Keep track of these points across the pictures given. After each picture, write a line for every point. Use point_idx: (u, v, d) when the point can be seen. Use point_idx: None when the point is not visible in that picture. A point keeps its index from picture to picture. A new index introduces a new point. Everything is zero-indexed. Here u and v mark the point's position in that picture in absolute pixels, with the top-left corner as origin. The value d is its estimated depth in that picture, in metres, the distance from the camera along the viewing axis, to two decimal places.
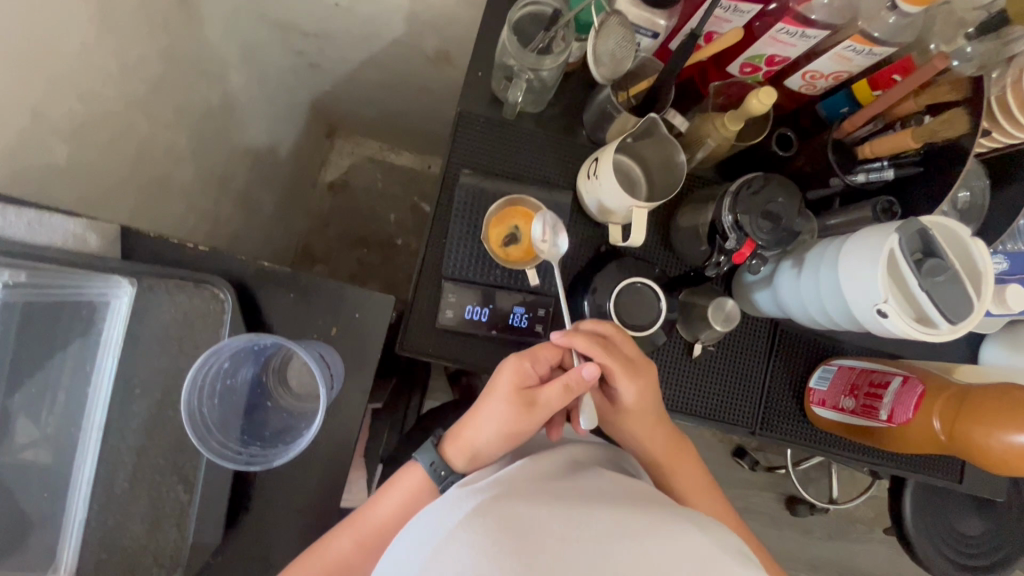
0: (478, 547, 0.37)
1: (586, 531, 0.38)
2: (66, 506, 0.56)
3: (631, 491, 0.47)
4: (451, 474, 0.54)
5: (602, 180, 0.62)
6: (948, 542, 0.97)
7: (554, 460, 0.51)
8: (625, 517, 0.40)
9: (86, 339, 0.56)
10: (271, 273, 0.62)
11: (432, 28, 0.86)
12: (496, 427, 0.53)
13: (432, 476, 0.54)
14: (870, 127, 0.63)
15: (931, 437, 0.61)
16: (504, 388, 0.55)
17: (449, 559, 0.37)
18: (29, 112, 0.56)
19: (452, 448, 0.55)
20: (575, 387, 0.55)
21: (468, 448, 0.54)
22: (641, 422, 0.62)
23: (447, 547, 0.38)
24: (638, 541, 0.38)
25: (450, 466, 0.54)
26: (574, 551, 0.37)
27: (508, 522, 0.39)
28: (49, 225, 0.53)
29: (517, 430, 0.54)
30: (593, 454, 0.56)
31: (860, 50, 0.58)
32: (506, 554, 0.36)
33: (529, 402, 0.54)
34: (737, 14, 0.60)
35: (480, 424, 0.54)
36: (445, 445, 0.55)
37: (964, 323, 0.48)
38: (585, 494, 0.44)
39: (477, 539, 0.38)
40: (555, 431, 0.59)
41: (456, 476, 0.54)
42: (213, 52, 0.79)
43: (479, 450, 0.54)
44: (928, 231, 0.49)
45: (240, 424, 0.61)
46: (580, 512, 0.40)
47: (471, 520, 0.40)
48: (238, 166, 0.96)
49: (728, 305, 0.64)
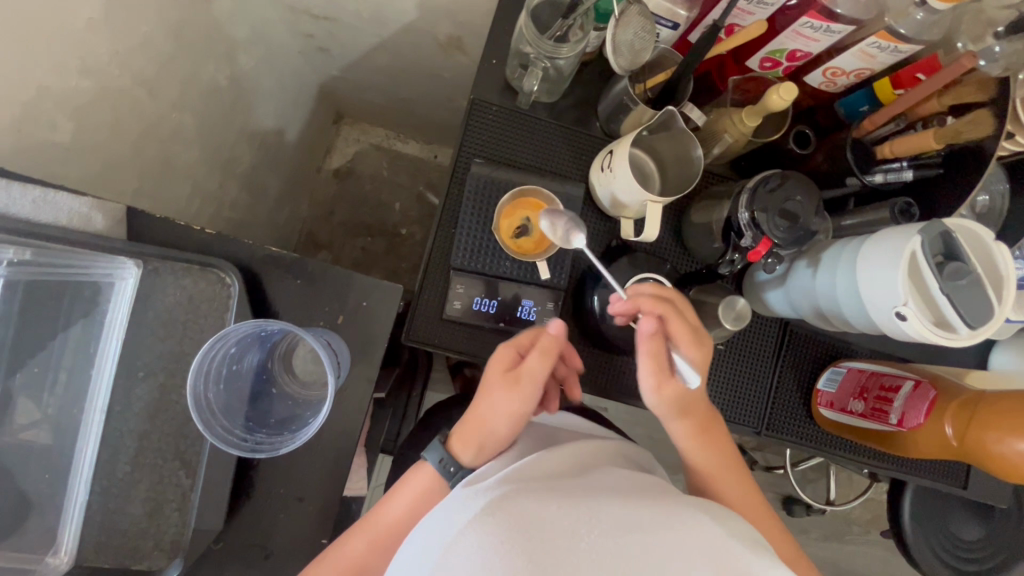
0: (490, 545, 0.37)
1: (598, 525, 0.38)
2: (67, 489, 0.55)
3: (639, 483, 0.47)
4: (460, 468, 0.52)
5: (617, 173, 0.61)
6: (944, 547, 0.96)
7: (560, 452, 0.51)
8: (635, 510, 0.40)
9: (90, 321, 0.55)
10: (278, 258, 0.61)
11: (445, 14, 0.84)
12: (500, 413, 0.52)
13: (441, 474, 0.53)
14: (891, 127, 0.62)
15: (942, 442, 0.60)
16: (491, 376, 0.55)
17: (461, 556, 0.37)
18: (35, 87, 0.55)
19: (458, 441, 0.53)
20: (550, 349, 0.54)
21: (474, 437, 0.53)
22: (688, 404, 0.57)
23: (458, 544, 0.38)
24: (649, 534, 0.39)
25: (459, 459, 0.52)
26: (586, 546, 0.37)
27: (520, 515, 0.38)
28: (54, 204, 0.52)
29: (521, 411, 0.52)
30: (603, 449, 0.55)
31: (884, 47, 0.57)
32: (518, 551, 0.36)
33: (517, 381, 0.54)
34: (761, 6, 0.58)
35: (478, 413, 0.53)
36: (451, 440, 0.54)
37: (984, 328, 0.48)
38: (592, 485, 0.44)
39: (489, 536, 0.37)
40: (553, 402, 0.64)
41: (465, 471, 0.52)
42: (222, 32, 0.78)
43: (488, 438, 0.53)
44: (951, 234, 0.48)
45: (245, 412, 0.60)
46: (590, 504, 0.40)
47: (480, 515, 0.39)
48: (243, 150, 0.94)
49: (739, 304, 0.62)
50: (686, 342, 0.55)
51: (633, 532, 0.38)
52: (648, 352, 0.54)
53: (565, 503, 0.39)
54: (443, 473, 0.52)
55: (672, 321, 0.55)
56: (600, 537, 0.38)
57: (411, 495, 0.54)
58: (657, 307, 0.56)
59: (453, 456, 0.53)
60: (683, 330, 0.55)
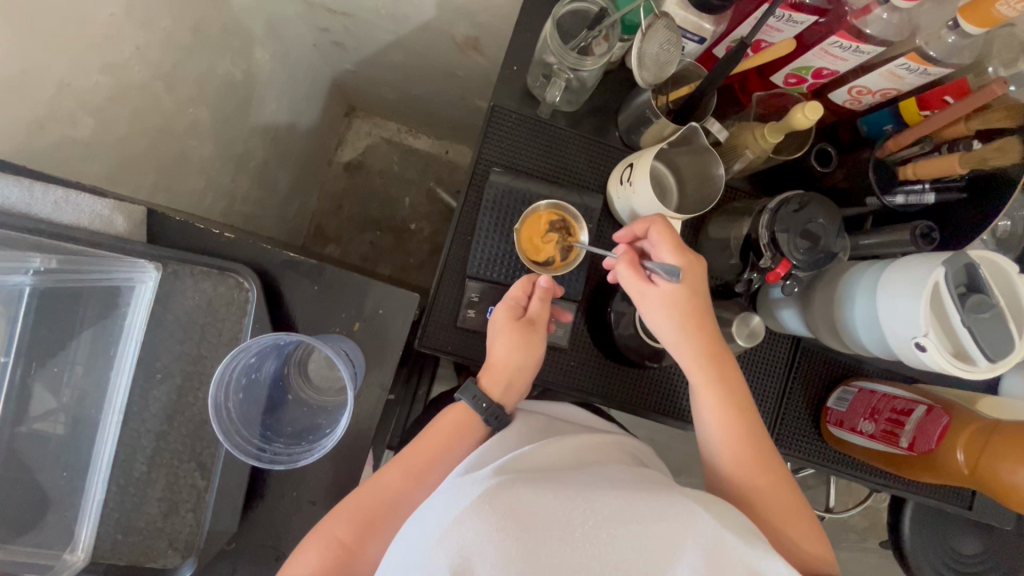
0: (486, 534, 0.39)
1: (593, 517, 0.40)
2: (84, 488, 0.56)
3: (638, 476, 0.48)
4: (491, 404, 0.60)
5: (637, 188, 0.61)
6: (943, 559, 0.96)
7: (559, 443, 0.52)
8: (633, 501, 0.42)
9: (112, 324, 0.56)
10: (296, 262, 0.62)
11: (465, 14, 0.82)
12: (508, 352, 0.61)
13: (474, 409, 0.60)
14: (915, 149, 0.61)
15: (954, 469, 0.60)
16: (500, 323, 0.62)
17: (459, 543, 0.39)
18: (56, 84, 0.54)
19: (487, 379, 0.61)
20: (547, 295, 0.63)
21: (502, 376, 0.61)
22: (689, 321, 0.57)
23: (453, 532, 0.39)
24: (643, 527, 0.41)
25: (490, 396, 0.60)
26: (580, 537, 0.40)
27: (517, 506, 0.40)
28: (75, 205, 0.52)
29: (529, 352, 0.61)
30: (613, 449, 0.57)
31: (913, 68, 0.55)
32: (512, 539, 0.39)
33: (526, 328, 0.62)
34: (790, 24, 0.57)
35: (501, 355, 0.61)
36: (481, 379, 0.61)
37: (1002, 361, 0.48)
38: (591, 475, 0.46)
39: (485, 525, 0.39)
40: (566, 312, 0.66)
41: (496, 406, 0.60)
42: (239, 26, 0.77)
43: (514, 374, 0.61)
44: (974, 266, 0.48)
45: (262, 420, 0.60)
46: (587, 494, 0.41)
47: (477, 502, 0.40)
48: (257, 143, 0.94)
49: (753, 322, 0.62)
50: (666, 250, 0.57)
51: (628, 523, 0.41)
52: (624, 262, 0.58)
53: (562, 494, 0.41)
54: (476, 408, 0.59)
55: (653, 233, 0.58)
56: (594, 529, 0.40)
57: (449, 430, 0.59)
58: (644, 224, 0.60)
59: (485, 393, 0.60)
60: (663, 237, 0.57)
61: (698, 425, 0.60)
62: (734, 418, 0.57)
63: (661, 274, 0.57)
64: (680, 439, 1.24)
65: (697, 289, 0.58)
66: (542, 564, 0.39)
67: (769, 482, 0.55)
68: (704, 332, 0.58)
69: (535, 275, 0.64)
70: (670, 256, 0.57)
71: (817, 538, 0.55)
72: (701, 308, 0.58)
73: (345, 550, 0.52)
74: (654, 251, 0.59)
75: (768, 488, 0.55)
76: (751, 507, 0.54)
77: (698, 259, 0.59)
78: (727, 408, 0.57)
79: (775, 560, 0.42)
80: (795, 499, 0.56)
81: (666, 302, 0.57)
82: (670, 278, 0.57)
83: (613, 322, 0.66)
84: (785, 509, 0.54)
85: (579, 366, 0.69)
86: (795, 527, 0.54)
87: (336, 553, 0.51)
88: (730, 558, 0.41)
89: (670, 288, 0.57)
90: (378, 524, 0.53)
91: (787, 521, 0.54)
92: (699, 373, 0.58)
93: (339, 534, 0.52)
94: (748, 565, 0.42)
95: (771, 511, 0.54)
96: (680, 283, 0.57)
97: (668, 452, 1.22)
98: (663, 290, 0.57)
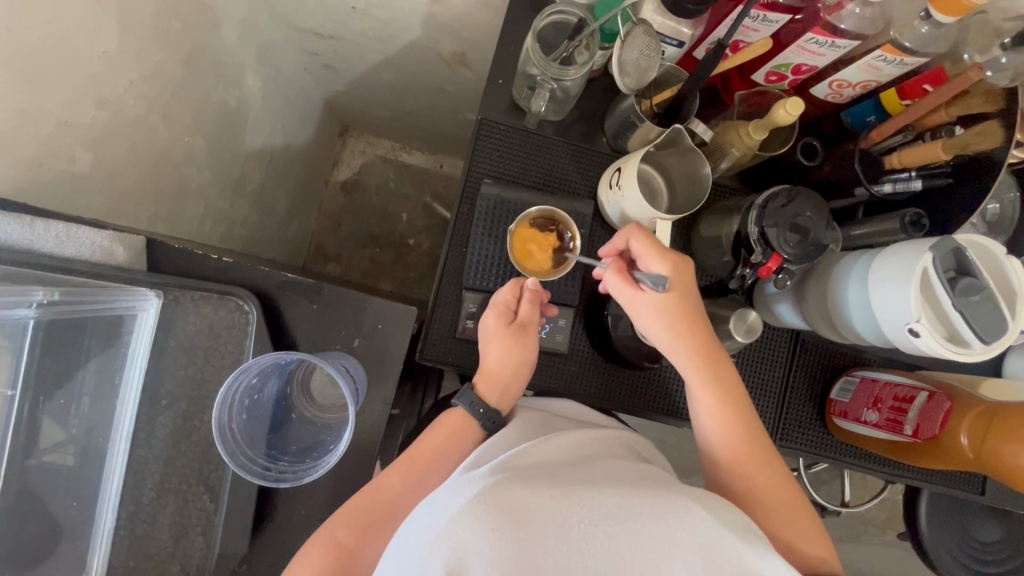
0: (481, 532, 0.39)
1: (589, 515, 0.41)
2: (94, 516, 0.57)
3: (635, 473, 0.49)
4: (488, 409, 0.60)
5: (625, 192, 0.61)
6: (964, 549, 0.95)
7: (556, 441, 0.53)
8: (630, 498, 0.42)
9: (117, 354, 0.58)
10: (294, 283, 0.63)
11: (450, 30, 0.84)
12: (502, 359, 0.61)
13: (472, 413, 0.60)
14: (899, 138, 0.61)
15: (959, 454, 0.60)
16: (492, 326, 0.62)
17: (455, 543, 0.39)
18: (56, 122, 0.56)
19: (484, 384, 0.61)
20: (539, 299, 0.63)
21: (498, 381, 0.61)
22: (679, 323, 0.58)
23: (449, 532, 0.39)
24: (639, 524, 0.41)
25: (487, 401, 0.61)
26: (576, 536, 0.40)
27: (513, 505, 0.40)
28: (76, 238, 0.53)
29: (523, 355, 0.62)
30: (611, 445, 0.57)
31: (891, 60, 0.56)
32: (508, 538, 0.39)
33: (515, 335, 0.62)
34: (766, 23, 0.57)
35: (498, 358, 0.61)
36: (478, 384, 0.61)
37: (996, 345, 0.48)
38: (589, 473, 0.46)
39: (481, 524, 0.39)
40: (551, 309, 0.66)
41: (493, 411, 0.60)
42: (231, 55, 0.79)
43: (510, 379, 0.62)
44: (962, 251, 0.49)
45: (267, 441, 0.61)
46: (584, 493, 0.42)
47: (473, 502, 0.40)
48: (254, 168, 0.95)
49: (750, 316, 0.62)
50: (652, 257, 0.58)
51: (623, 521, 0.41)
52: (612, 270, 0.59)
53: (559, 492, 0.41)
54: (474, 413, 0.60)
55: (636, 242, 0.59)
56: (590, 528, 0.40)
57: (446, 434, 0.59)
58: (624, 236, 0.60)
59: (482, 398, 0.61)
60: (647, 246, 0.58)
61: (694, 421, 0.60)
62: (738, 413, 0.57)
63: (648, 282, 0.58)
64: (690, 439, 1.23)
65: (686, 292, 0.58)
66: (537, 563, 0.39)
67: (769, 477, 0.55)
68: (696, 332, 0.58)
69: (524, 278, 0.64)
70: (656, 263, 0.58)
71: (818, 535, 0.54)
72: (691, 310, 0.58)
73: (345, 553, 0.52)
74: (641, 260, 0.59)
75: (770, 482, 0.55)
76: (756, 503, 0.54)
77: (687, 261, 0.59)
78: (727, 403, 0.58)
79: (774, 560, 0.42)
80: (794, 494, 0.55)
81: (656, 307, 0.57)
82: (656, 287, 0.57)
83: (609, 325, 0.66)
84: (783, 504, 0.54)
85: (580, 370, 0.69)
86: (795, 524, 0.54)
87: (334, 557, 0.51)
88: (726, 556, 0.41)
89: (659, 294, 0.57)
90: (374, 525, 0.53)
91: (782, 510, 0.54)
92: (694, 372, 0.58)
93: (341, 540, 0.52)
94: (744, 564, 0.42)
95: (766, 504, 0.54)
96: (668, 289, 0.57)
97: (678, 453, 1.22)
98: (651, 297, 0.57)
